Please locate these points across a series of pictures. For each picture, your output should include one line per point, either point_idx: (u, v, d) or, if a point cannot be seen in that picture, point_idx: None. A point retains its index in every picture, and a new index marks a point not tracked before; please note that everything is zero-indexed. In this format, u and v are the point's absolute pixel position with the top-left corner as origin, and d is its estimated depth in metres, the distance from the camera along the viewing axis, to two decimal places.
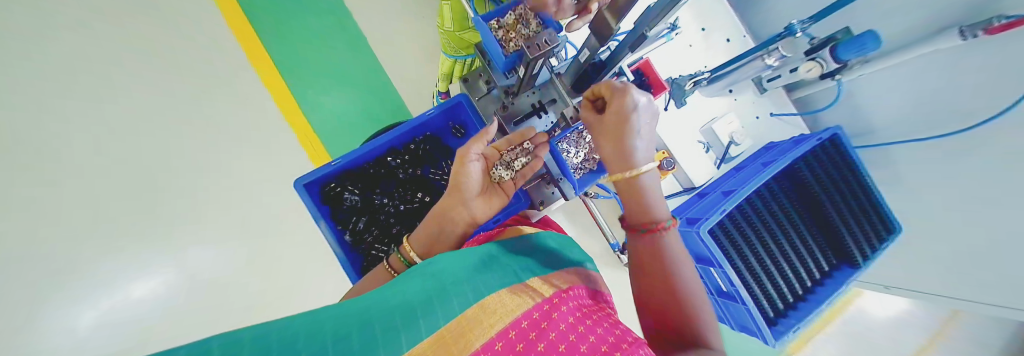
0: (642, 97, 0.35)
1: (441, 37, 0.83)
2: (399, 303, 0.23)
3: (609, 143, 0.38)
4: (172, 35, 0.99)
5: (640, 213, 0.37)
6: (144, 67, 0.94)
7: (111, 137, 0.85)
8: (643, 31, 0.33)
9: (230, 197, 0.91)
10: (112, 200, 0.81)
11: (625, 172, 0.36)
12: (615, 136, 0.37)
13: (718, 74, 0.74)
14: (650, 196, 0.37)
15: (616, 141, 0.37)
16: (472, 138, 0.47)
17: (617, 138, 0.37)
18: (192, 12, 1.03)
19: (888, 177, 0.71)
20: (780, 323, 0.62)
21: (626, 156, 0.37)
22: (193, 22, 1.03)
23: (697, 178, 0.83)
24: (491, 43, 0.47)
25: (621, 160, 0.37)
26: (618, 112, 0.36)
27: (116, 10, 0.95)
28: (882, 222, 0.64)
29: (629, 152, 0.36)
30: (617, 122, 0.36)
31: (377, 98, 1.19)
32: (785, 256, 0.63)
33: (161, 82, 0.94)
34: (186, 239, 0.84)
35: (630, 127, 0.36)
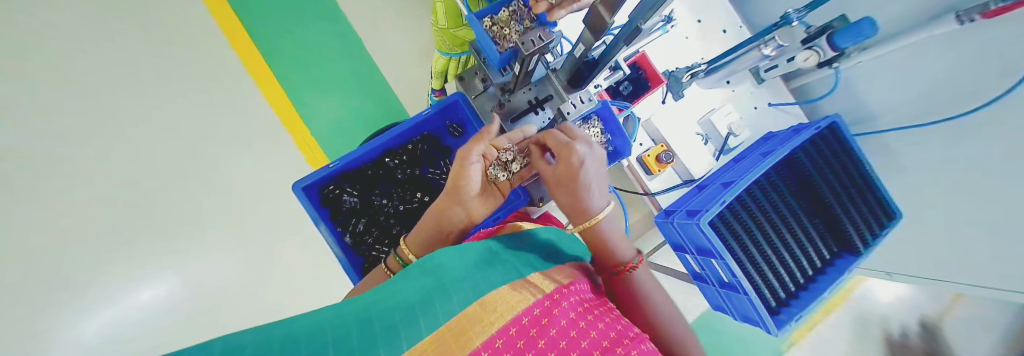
0: (585, 149, 0.40)
1: (435, 35, 0.83)
2: (399, 302, 0.23)
3: (563, 192, 0.42)
4: (163, 39, 0.98)
5: (607, 254, 0.41)
6: (132, 69, 0.91)
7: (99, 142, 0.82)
8: (638, 24, 0.32)
9: (229, 202, 0.91)
10: None
11: (580, 220, 0.41)
12: (568, 186, 0.41)
13: (714, 66, 0.73)
14: (609, 240, 0.41)
15: (570, 190, 0.41)
16: (474, 138, 0.44)
17: (568, 188, 0.41)
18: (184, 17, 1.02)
19: (886, 162, 0.71)
20: (782, 313, 0.62)
21: (582, 205, 0.41)
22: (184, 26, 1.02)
23: (696, 170, 0.82)
24: (484, 41, 0.47)
25: (581, 210, 0.41)
26: (568, 164, 0.40)
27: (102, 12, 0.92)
28: (883, 209, 0.64)
29: (582, 202, 0.41)
30: (565, 173, 0.40)
31: (375, 100, 1.23)
32: (786, 246, 0.63)
33: (151, 85, 0.92)
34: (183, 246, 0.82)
35: (581, 179, 0.40)
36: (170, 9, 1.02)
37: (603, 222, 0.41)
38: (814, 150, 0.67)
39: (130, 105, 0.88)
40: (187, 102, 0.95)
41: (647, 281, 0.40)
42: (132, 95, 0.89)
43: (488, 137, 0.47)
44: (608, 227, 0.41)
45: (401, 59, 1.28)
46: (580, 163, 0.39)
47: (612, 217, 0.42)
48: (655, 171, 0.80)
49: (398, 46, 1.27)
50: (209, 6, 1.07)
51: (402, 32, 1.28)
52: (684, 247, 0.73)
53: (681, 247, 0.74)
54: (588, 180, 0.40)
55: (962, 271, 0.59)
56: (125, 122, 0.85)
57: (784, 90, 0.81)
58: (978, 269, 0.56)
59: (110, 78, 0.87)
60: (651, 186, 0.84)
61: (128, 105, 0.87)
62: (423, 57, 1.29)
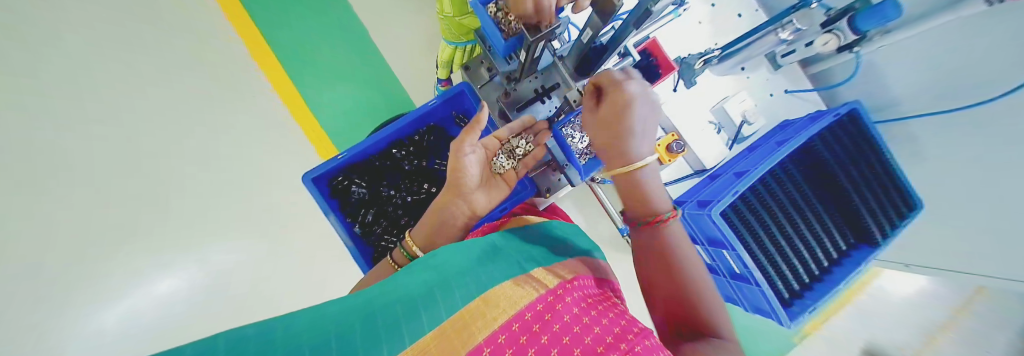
0: (641, 92, 0.38)
1: (441, 23, 0.82)
2: (401, 297, 0.23)
3: (605, 134, 0.40)
4: (174, 36, 1.00)
5: (642, 203, 0.40)
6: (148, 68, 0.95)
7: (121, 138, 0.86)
8: (648, 6, 0.31)
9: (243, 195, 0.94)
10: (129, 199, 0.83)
11: (620, 164, 0.39)
12: (614, 128, 0.39)
13: (729, 52, 0.69)
14: (648, 190, 0.39)
15: (616, 132, 0.39)
16: (464, 130, 0.46)
17: (613, 130, 0.39)
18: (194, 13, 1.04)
19: (907, 152, 0.68)
20: (795, 305, 0.61)
21: (625, 148, 0.39)
22: (194, 21, 1.03)
23: (708, 160, 0.79)
24: (489, 28, 0.46)
25: (623, 154, 0.39)
26: (620, 104, 0.38)
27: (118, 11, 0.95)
28: (904, 199, 0.62)
29: (625, 146, 0.39)
30: (615, 112, 0.38)
31: (382, 91, 1.22)
32: (801, 237, 0.61)
33: (165, 83, 0.95)
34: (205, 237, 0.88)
35: (630, 121, 0.38)
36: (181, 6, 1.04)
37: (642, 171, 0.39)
38: (832, 139, 0.64)
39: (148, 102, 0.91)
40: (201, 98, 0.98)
41: (681, 240, 0.38)
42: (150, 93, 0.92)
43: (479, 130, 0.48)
44: (648, 176, 0.39)
45: (407, 49, 1.26)
46: (633, 105, 0.38)
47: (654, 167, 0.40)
48: (664, 162, 0.79)
49: (404, 35, 1.26)
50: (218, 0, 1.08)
51: (408, 21, 1.27)
52: (694, 238, 0.72)
53: (692, 238, 0.73)
54: (636, 123, 0.38)
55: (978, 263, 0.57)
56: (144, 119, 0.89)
57: (802, 76, 0.78)
58: (996, 262, 0.54)
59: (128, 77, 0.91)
60: (661, 176, 0.82)
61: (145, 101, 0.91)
62: (429, 45, 1.27)
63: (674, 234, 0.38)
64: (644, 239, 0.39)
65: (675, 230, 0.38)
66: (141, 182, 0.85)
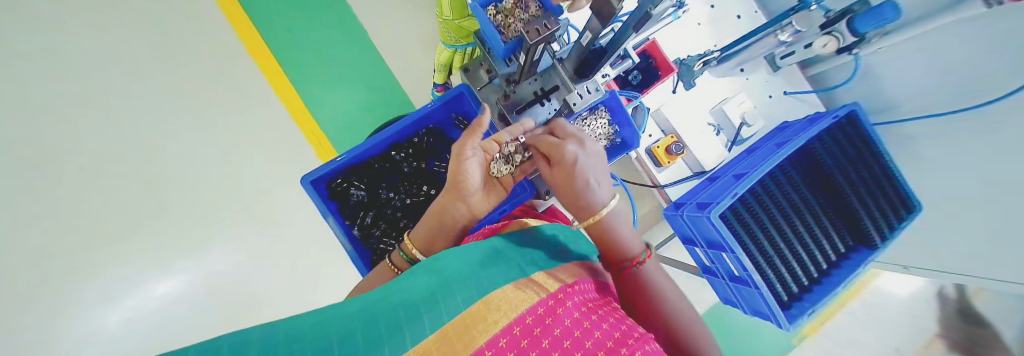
0: (577, 147, 0.42)
1: (440, 27, 0.82)
2: (402, 300, 0.23)
3: (564, 194, 0.43)
4: (172, 37, 0.99)
5: (614, 251, 0.41)
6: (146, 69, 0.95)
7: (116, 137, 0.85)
8: (647, 10, 0.31)
9: (239, 196, 0.94)
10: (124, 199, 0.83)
11: (585, 218, 0.42)
12: (569, 187, 0.42)
13: (728, 54, 0.71)
14: (617, 235, 0.41)
15: (572, 191, 0.42)
16: (465, 133, 0.45)
17: (569, 189, 0.42)
18: (193, 14, 1.04)
19: (905, 154, 0.69)
20: (794, 307, 0.61)
21: (585, 203, 0.41)
22: (193, 22, 1.03)
23: (706, 162, 0.80)
24: (488, 31, 0.46)
25: (584, 208, 0.41)
26: (563, 164, 0.41)
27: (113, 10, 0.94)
28: (902, 201, 0.62)
29: (584, 201, 0.41)
30: (564, 174, 0.41)
31: (381, 92, 1.23)
32: (800, 239, 0.61)
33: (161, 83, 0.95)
34: (202, 239, 0.87)
35: (579, 177, 0.41)
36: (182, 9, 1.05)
37: (608, 216, 0.41)
38: (831, 141, 0.65)
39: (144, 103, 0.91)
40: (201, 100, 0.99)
41: (656, 276, 0.40)
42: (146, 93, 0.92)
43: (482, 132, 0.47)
44: (614, 222, 0.42)
45: (406, 51, 1.26)
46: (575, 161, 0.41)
47: (615, 211, 0.42)
48: (664, 163, 0.79)
49: (403, 37, 1.26)
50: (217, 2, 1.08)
51: (408, 23, 1.27)
52: (694, 240, 0.72)
53: (691, 241, 0.73)
54: (585, 177, 0.41)
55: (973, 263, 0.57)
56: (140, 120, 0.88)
57: (801, 78, 0.78)
58: (995, 265, 0.54)
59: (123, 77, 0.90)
60: (660, 178, 0.82)
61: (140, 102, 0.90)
62: (429, 47, 1.28)
63: (649, 274, 0.40)
64: (625, 288, 0.41)
65: (650, 270, 0.41)
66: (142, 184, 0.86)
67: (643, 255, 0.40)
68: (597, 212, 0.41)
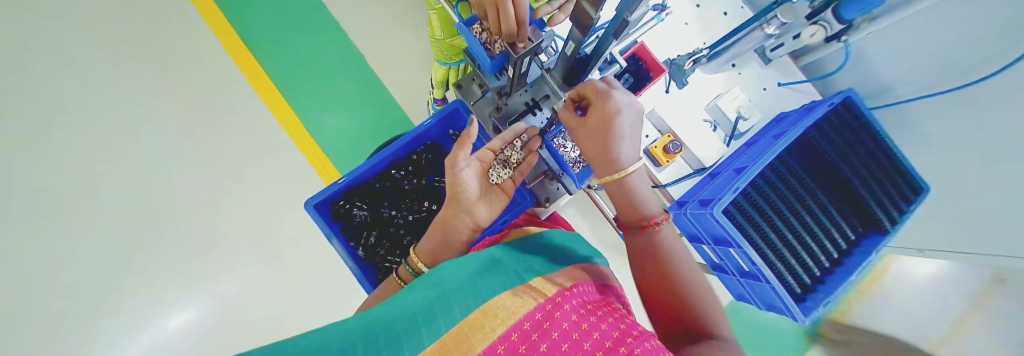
0: (625, 98, 0.41)
1: (432, 45, 0.85)
2: (401, 315, 0.23)
3: (594, 143, 0.43)
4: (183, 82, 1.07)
5: (635, 209, 0.43)
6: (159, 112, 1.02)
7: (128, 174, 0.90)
8: (624, 17, 0.32)
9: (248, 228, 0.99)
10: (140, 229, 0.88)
11: (608, 170, 0.42)
12: (602, 138, 0.42)
13: (716, 51, 0.71)
14: (635, 194, 0.42)
15: (603, 141, 0.42)
16: (457, 144, 0.47)
17: (600, 140, 0.42)
18: (203, 60, 1.13)
19: (909, 136, 0.68)
20: (808, 299, 0.59)
21: (612, 155, 0.42)
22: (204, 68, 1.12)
23: (705, 158, 0.80)
24: (475, 48, 0.48)
25: (609, 159, 0.42)
26: (604, 114, 0.41)
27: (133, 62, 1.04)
28: (908, 183, 0.61)
29: (613, 154, 0.41)
30: (601, 124, 0.41)
31: (380, 113, 1.25)
32: (806, 228, 0.61)
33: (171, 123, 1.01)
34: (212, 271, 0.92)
35: (616, 129, 0.41)
36: (193, 52, 1.13)
37: (630, 175, 0.42)
38: (828, 128, 0.65)
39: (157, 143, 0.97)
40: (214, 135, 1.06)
41: (671, 240, 0.41)
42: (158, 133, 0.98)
43: (471, 143, 0.48)
44: (636, 183, 0.43)
45: (403, 71, 1.29)
46: (617, 114, 0.40)
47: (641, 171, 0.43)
48: (663, 163, 0.79)
49: (399, 57, 1.29)
50: (227, 49, 1.17)
51: (403, 44, 1.30)
52: (700, 238, 0.71)
53: (698, 238, 0.72)
54: (622, 131, 0.41)
55: (970, 241, 0.57)
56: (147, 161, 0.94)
57: (794, 68, 0.78)
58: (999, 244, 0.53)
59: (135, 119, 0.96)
60: (661, 177, 0.83)
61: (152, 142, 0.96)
62: (425, 66, 1.30)
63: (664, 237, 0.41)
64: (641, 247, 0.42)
65: (666, 235, 0.41)
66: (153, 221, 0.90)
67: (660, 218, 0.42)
68: (624, 168, 0.41)
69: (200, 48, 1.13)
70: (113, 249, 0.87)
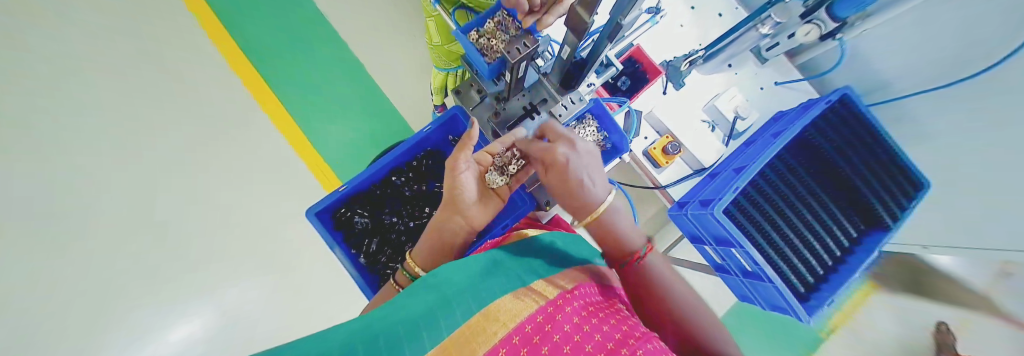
0: (567, 152, 0.42)
1: (431, 52, 0.86)
2: (403, 319, 0.23)
3: (562, 197, 0.45)
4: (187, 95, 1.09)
5: (617, 244, 0.42)
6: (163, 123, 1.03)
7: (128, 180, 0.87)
8: (618, 20, 0.32)
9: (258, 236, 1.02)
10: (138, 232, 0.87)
11: (583, 217, 0.44)
12: (567, 191, 0.43)
13: (713, 51, 0.71)
14: (616, 229, 0.42)
15: (569, 194, 0.44)
16: (456, 148, 0.46)
17: (567, 194, 0.44)
18: (206, 72, 1.14)
19: (907, 133, 0.68)
20: (812, 299, 0.59)
21: (582, 204, 0.43)
22: (207, 80, 1.14)
23: (704, 158, 0.79)
24: (473, 54, 0.48)
25: (583, 208, 0.43)
26: (557, 175, 0.43)
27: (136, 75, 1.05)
28: (908, 179, 0.61)
29: (582, 202, 0.43)
30: (559, 185, 0.43)
31: (380, 121, 1.25)
32: (808, 227, 0.61)
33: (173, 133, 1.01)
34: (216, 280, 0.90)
35: (573, 183, 0.42)
36: (196, 63, 1.15)
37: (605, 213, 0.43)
38: (826, 126, 0.65)
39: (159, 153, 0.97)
40: (218, 145, 1.08)
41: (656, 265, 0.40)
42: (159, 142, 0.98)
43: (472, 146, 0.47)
44: (615, 218, 0.43)
45: (402, 78, 1.30)
46: (567, 171, 0.42)
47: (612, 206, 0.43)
48: (663, 164, 0.79)
49: (398, 64, 1.30)
50: (229, 61, 1.18)
51: (402, 52, 1.31)
52: (702, 238, 0.71)
53: (700, 239, 0.72)
54: (579, 182, 0.42)
55: (976, 234, 0.57)
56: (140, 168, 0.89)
57: (791, 67, 0.78)
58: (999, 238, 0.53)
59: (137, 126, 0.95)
60: (661, 179, 0.82)
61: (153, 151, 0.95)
62: (424, 72, 1.31)
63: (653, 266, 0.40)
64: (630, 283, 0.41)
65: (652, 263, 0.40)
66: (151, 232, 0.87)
67: (643, 250, 0.40)
68: (596, 210, 0.42)
69: (203, 61, 1.15)
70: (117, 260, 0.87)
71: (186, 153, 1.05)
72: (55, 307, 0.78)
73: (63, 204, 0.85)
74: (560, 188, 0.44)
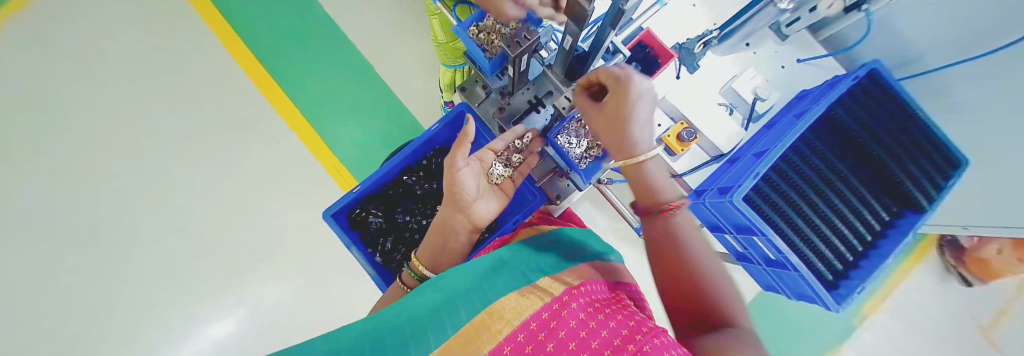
0: (643, 83, 0.37)
1: (437, 49, 0.86)
2: (409, 318, 0.23)
3: (609, 131, 0.41)
4: (214, 111, 1.19)
5: (650, 194, 0.42)
6: (201, 143, 1.16)
7: (204, 207, 1.12)
8: (620, 6, 0.30)
9: (294, 236, 1.13)
10: (207, 242, 1.09)
11: (626, 157, 0.40)
12: (616, 126, 0.40)
13: (727, 31, 0.68)
14: (653, 179, 0.41)
15: (618, 129, 0.40)
16: (455, 146, 0.47)
17: (616, 129, 0.40)
18: (227, 85, 1.21)
19: (944, 105, 0.63)
20: (841, 286, 0.55)
21: (630, 142, 0.40)
22: (227, 93, 1.20)
23: (721, 144, 0.76)
24: (473, 50, 0.49)
25: (627, 147, 0.40)
26: (620, 104, 0.38)
27: (177, 101, 1.19)
28: (943, 156, 0.57)
29: (630, 141, 0.39)
30: (613, 114, 0.39)
31: (389, 118, 1.25)
32: (835, 211, 0.57)
33: (213, 155, 1.15)
34: (268, 278, 1.09)
35: (633, 117, 0.38)
36: (215, 79, 1.21)
37: (645, 161, 0.40)
38: (853, 104, 0.61)
39: (208, 173, 1.14)
40: (243, 153, 1.16)
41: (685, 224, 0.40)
42: (207, 166, 1.14)
43: (469, 141, 0.48)
44: (653, 169, 0.42)
45: (409, 72, 1.28)
46: (634, 101, 0.37)
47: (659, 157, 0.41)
48: (677, 152, 0.76)
49: (405, 59, 1.29)
50: (245, 71, 1.23)
51: (406, 45, 1.30)
52: (721, 227, 0.69)
53: (719, 228, 0.69)
54: (638, 120, 0.39)
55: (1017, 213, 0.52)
56: (207, 197, 1.12)
57: (813, 43, 0.73)
58: None
59: (195, 156, 1.15)
60: (677, 167, 0.79)
61: (204, 174, 1.14)
62: (431, 64, 1.30)
63: (681, 222, 0.40)
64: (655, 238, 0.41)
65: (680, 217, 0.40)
66: (219, 244, 1.09)
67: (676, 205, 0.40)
68: (642, 154, 0.39)
69: (224, 74, 1.22)
70: (191, 263, 1.08)
71: (217, 165, 1.15)
72: (153, 304, 1.04)
73: (140, 226, 1.09)
74: (613, 127, 0.40)
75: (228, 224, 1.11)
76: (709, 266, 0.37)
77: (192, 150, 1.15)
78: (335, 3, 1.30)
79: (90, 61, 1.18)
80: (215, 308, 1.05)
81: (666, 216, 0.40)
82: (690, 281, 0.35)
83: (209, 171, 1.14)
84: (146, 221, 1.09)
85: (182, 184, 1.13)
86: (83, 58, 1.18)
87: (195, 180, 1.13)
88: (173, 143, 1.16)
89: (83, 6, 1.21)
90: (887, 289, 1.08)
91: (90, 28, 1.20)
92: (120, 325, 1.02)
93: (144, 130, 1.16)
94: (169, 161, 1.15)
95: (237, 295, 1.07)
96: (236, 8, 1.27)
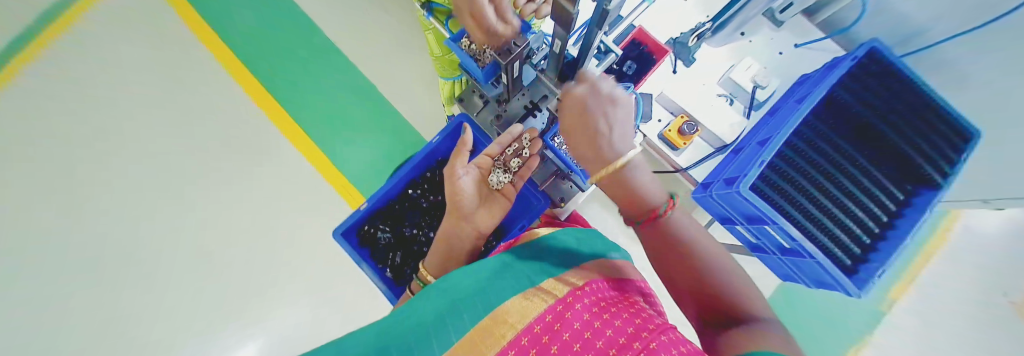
0: (590, 85, 0.38)
1: (434, 63, 0.89)
2: (415, 325, 0.23)
3: (579, 140, 0.40)
4: (225, 139, 1.23)
5: (634, 203, 0.39)
6: (214, 172, 1.21)
7: (220, 233, 1.15)
8: (604, 7, 0.30)
9: (306, 255, 1.15)
10: (224, 267, 1.13)
11: (601, 166, 0.39)
12: (581, 131, 0.39)
13: (721, 23, 0.66)
14: (637, 185, 0.38)
15: (584, 135, 0.39)
16: (453, 154, 0.49)
17: (582, 135, 0.39)
18: (236, 114, 1.25)
19: (952, 77, 0.62)
20: (861, 271, 0.53)
21: (599, 149, 0.39)
22: (236, 121, 1.25)
23: (725, 134, 0.74)
24: (466, 61, 0.50)
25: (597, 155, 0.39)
26: (575, 108, 0.39)
27: (190, 133, 1.24)
28: (954, 130, 0.55)
29: (599, 147, 0.39)
30: (574, 121, 0.39)
31: (392, 132, 1.27)
32: (846, 194, 0.56)
33: (227, 183, 1.19)
34: (284, 298, 1.11)
35: (593, 120, 0.38)
36: (223, 109, 1.26)
37: (620, 167, 0.38)
38: (855, 85, 0.60)
39: (222, 200, 1.18)
40: (254, 178, 1.20)
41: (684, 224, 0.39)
42: (221, 193, 1.19)
43: (467, 150, 0.50)
44: (634, 174, 0.38)
45: (408, 85, 1.31)
46: (587, 101, 0.38)
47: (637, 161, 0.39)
48: (680, 146, 0.76)
49: (403, 73, 1.31)
50: (251, 98, 1.27)
51: (403, 59, 1.32)
52: (731, 219, 0.68)
53: (729, 219, 0.68)
54: (600, 122, 0.38)
55: None
56: (222, 222, 1.16)
57: (809, 26, 0.72)
58: None
59: (209, 184, 1.19)
60: (680, 161, 0.78)
61: (219, 200, 1.18)
62: (429, 76, 1.32)
63: (678, 221, 0.39)
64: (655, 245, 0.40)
65: (676, 218, 0.39)
66: (236, 268, 1.13)
67: (664, 205, 0.37)
68: (615, 160, 0.38)
69: (232, 103, 1.26)
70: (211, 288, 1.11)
71: (230, 192, 1.19)
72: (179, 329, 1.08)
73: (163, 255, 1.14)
74: (579, 133, 0.40)
75: (244, 248, 1.14)
76: (715, 263, 0.36)
77: (207, 179, 1.20)
78: (332, 25, 1.34)
79: (111, 101, 1.25)
80: (236, 330, 1.08)
81: (661, 220, 0.38)
82: (707, 285, 0.35)
83: (223, 198, 1.18)
84: (168, 250, 1.14)
85: (199, 212, 1.17)
86: (103, 100, 1.25)
87: (211, 207, 1.17)
88: (189, 173, 1.20)
89: (101, 44, 1.28)
90: (913, 270, 1.04)
91: (108, 70, 1.27)
92: (151, 348, 1.07)
93: (162, 163, 1.21)
94: (186, 191, 1.19)
95: (256, 316, 1.10)
96: (239, 39, 1.32)
